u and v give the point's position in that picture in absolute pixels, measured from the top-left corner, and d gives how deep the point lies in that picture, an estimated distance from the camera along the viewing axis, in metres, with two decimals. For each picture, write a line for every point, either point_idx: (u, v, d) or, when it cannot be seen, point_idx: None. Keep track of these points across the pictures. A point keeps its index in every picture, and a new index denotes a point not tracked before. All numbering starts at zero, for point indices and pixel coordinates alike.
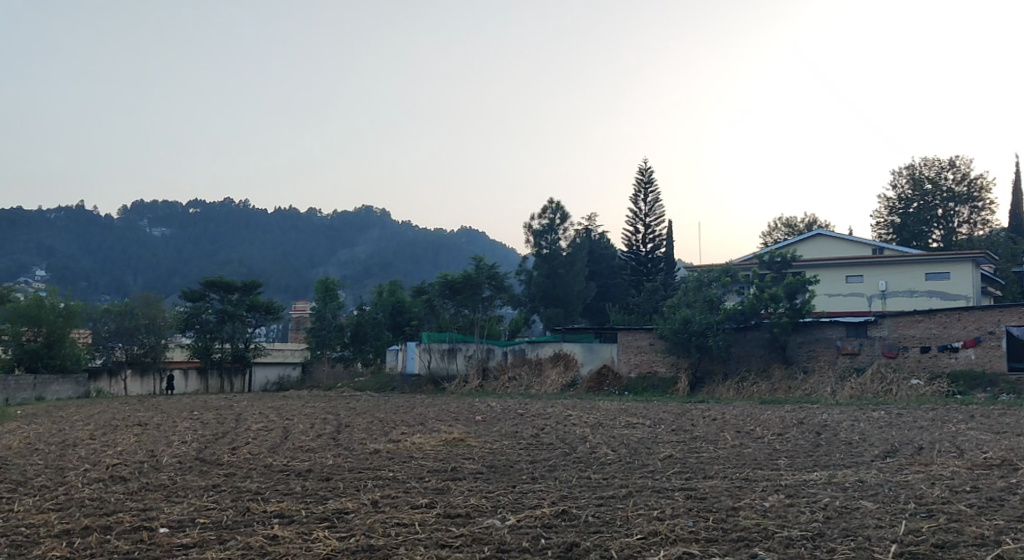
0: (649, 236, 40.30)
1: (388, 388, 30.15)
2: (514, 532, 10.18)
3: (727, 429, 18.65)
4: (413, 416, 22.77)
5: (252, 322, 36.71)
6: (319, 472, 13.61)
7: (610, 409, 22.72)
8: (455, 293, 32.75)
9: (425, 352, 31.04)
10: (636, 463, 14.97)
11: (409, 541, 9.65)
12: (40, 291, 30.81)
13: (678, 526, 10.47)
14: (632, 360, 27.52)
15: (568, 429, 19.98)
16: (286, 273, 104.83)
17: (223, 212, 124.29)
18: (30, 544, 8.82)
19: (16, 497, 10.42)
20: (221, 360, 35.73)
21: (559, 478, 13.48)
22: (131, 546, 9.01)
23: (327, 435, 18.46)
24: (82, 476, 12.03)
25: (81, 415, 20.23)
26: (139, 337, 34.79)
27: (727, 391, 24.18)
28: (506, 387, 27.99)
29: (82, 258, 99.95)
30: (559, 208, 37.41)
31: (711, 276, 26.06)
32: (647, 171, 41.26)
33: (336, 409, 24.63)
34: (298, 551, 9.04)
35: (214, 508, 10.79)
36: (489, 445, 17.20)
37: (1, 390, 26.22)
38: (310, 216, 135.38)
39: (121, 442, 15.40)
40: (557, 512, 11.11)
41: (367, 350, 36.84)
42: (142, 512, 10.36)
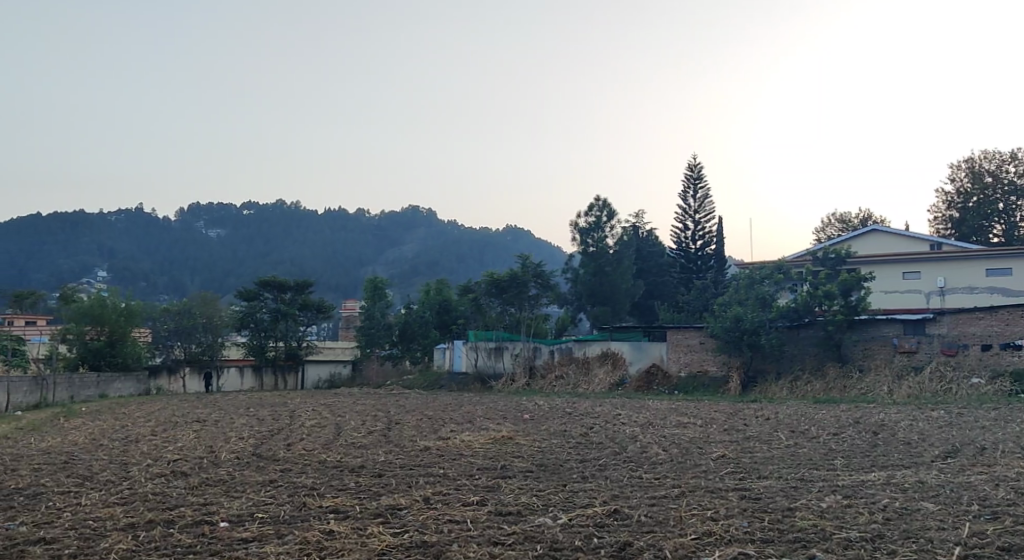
0: (697, 233, 39.96)
1: (436, 386, 30.31)
2: (566, 531, 10.13)
3: (781, 429, 18.34)
4: (461, 414, 22.76)
5: (304, 320, 37.21)
6: (371, 470, 13.62)
7: (661, 409, 22.52)
8: (501, 291, 32.97)
9: (472, 351, 31.03)
10: (688, 463, 14.80)
11: (463, 538, 9.64)
12: (103, 290, 31.20)
13: (733, 526, 10.34)
14: (682, 358, 27.23)
15: (618, 429, 19.83)
16: (333, 273, 105.74)
17: (274, 213, 126.13)
18: (97, 537, 8.95)
19: (82, 491, 10.62)
20: (275, 358, 36.17)
21: (609, 478, 13.37)
22: (193, 539, 9.12)
23: (378, 432, 18.52)
24: (144, 471, 12.22)
25: (141, 411, 20.60)
26: (197, 336, 35.53)
27: (781, 391, 23.84)
28: (553, 386, 27.96)
29: (140, 258, 102.09)
30: (605, 205, 37.12)
31: (763, 274, 25.94)
32: (696, 166, 40.79)
33: (385, 406, 24.78)
34: (354, 547, 9.07)
35: (272, 504, 10.88)
36: (538, 444, 17.15)
37: (68, 386, 26.44)
38: (358, 216, 136.48)
39: (181, 439, 15.65)
40: (609, 511, 11.04)
41: (415, 349, 36.81)
42: (203, 506, 10.50)
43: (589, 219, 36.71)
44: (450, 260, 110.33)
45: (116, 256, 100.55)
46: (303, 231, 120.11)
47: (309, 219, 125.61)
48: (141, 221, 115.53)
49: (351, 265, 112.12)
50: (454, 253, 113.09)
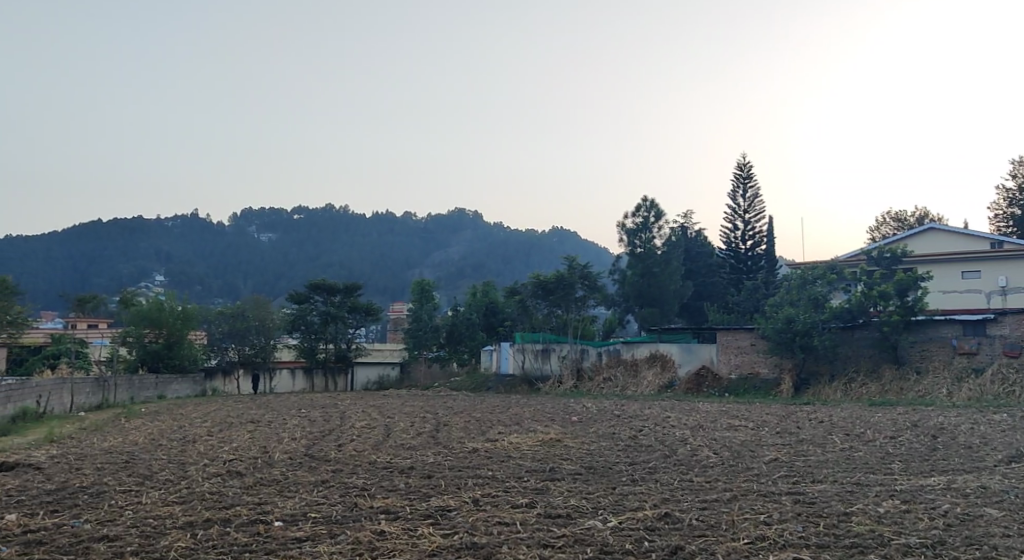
0: (747, 233, 39.48)
1: (483, 388, 30.37)
2: (616, 534, 10.04)
3: (835, 432, 18.01)
4: (509, 416, 22.79)
5: (353, 322, 37.54)
6: (421, 470, 13.71)
7: (711, 411, 22.29)
8: (548, 293, 32.86)
9: (519, 352, 30.99)
10: (740, 467, 14.57)
11: (513, 540, 9.60)
12: (160, 294, 31.78)
13: (787, 530, 10.16)
14: (733, 360, 26.88)
15: (668, 431, 19.65)
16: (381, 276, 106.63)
17: (323, 217, 127.71)
18: (157, 535, 9.08)
19: (143, 490, 10.80)
20: (326, 359, 36.45)
21: (660, 481, 13.22)
22: (249, 538, 9.21)
23: (426, 434, 18.60)
24: (201, 470, 12.39)
25: (197, 412, 20.93)
26: (250, 338, 36.11)
27: (835, 393, 23.44)
28: (601, 387, 27.82)
29: (195, 262, 104.04)
30: (653, 205, 36.73)
31: (816, 275, 25.48)
32: (746, 165, 40.29)
33: (434, 408, 24.88)
34: (405, 548, 9.09)
35: (324, 504, 10.95)
36: (586, 446, 17.06)
37: (128, 388, 26.91)
38: (404, 219, 137.43)
39: (237, 439, 15.87)
40: (660, 514, 10.91)
41: (462, 350, 36.88)
42: (258, 505, 10.62)
43: (636, 220, 36.35)
44: (496, 263, 110.54)
45: (172, 261, 102.71)
46: (350, 235, 121.32)
47: (356, 223, 126.82)
48: (196, 226, 117.85)
49: (398, 268, 112.93)
50: (500, 255, 113.27)
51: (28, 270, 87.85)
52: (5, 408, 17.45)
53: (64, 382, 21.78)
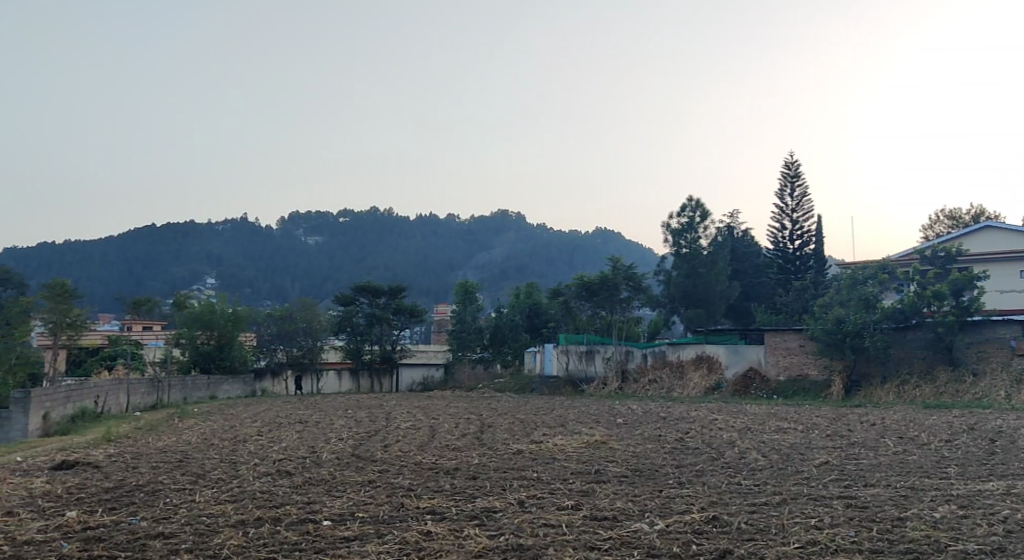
0: (795, 233, 38.89)
1: (527, 390, 30.31)
2: (663, 537, 9.92)
3: (888, 435, 17.65)
4: (554, 418, 22.73)
5: (398, 324, 37.77)
6: (466, 471, 13.72)
7: (760, 413, 21.99)
8: (592, 294, 32.69)
9: (563, 354, 30.84)
10: (789, 470, 14.33)
11: (559, 542, 9.53)
12: (211, 297, 32.35)
13: (838, 535, 9.96)
14: (781, 362, 26.51)
15: (715, 434, 19.42)
16: (424, 278, 107.15)
17: (367, 220, 128.78)
18: (210, 532, 9.16)
19: (196, 488, 10.93)
20: (371, 360, 36.85)
21: (707, 484, 13.05)
22: (299, 537, 9.25)
23: (471, 435, 18.64)
24: (252, 470, 12.51)
25: (245, 413, 21.18)
26: (298, 340, 36.49)
27: (887, 395, 22.98)
28: (646, 389, 27.55)
29: (244, 264, 105.55)
30: (698, 205, 36.24)
31: (867, 275, 24.97)
32: (794, 163, 39.70)
33: (479, 409, 24.90)
34: (451, 548, 9.07)
35: (372, 503, 10.98)
36: (632, 448, 16.91)
37: (181, 388, 27.31)
38: (448, 221, 137.96)
39: (286, 439, 16.02)
40: (707, 518, 10.76)
41: (506, 352, 36.89)
42: (307, 504, 10.69)
43: (681, 220, 35.96)
44: (540, 265, 110.46)
45: (222, 264, 104.40)
46: (393, 237, 122.15)
47: (399, 225, 127.68)
48: (245, 230, 119.67)
49: (441, 270, 113.40)
50: (543, 257, 113.15)
51: (84, 273, 89.99)
52: (65, 408, 17.78)
53: (121, 383, 22.15)
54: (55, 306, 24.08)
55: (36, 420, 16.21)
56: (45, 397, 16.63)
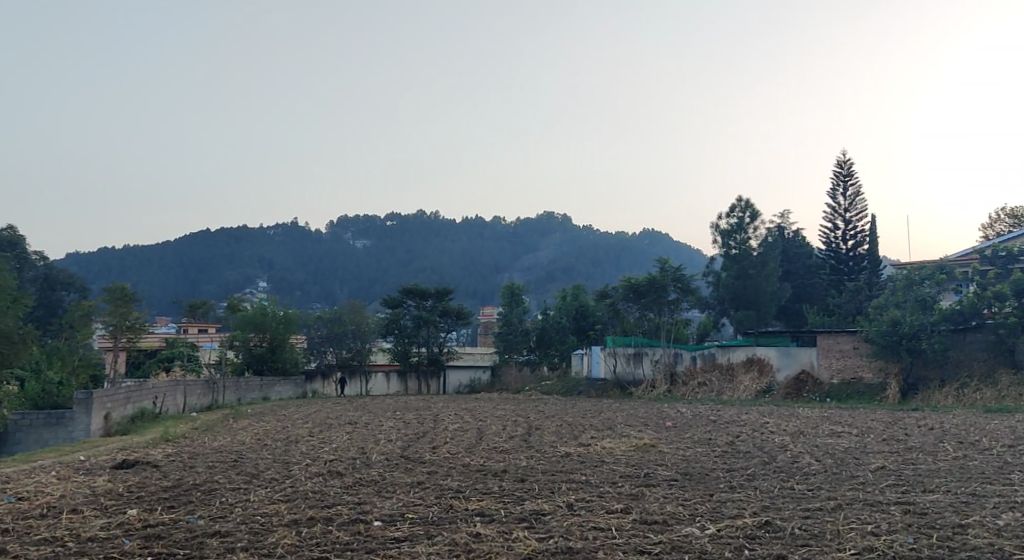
0: (848, 232, 38.19)
1: (574, 392, 30.23)
2: (714, 541, 9.75)
3: (947, 440, 17.19)
4: (602, 421, 22.59)
5: (445, 327, 37.97)
6: (515, 473, 13.64)
7: (813, 417, 21.62)
8: (640, 296, 32.41)
9: (611, 357, 30.65)
10: (844, 475, 14.02)
11: (608, 546, 9.40)
12: (263, 300, 32.94)
13: (896, 542, 9.69)
14: (834, 365, 26.07)
15: (766, 437, 19.12)
16: (471, 281, 107.40)
17: (414, 223, 129.67)
18: (264, 532, 9.23)
19: (251, 488, 11.03)
20: (418, 362, 37.06)
21: (759, 488, 12.83)
22: (350, 537, 9.27)
23: (518, 437, 18.59)
24: (304, 470, 12.61)
25: (297, 414, 21.40)
26: (347, 342, 36.90)
27: (946, 399, 22.40)
28: (695, 392, 27.24)
29: (295, 267, 106.95)
30: (748, 205, 35.76)
31: (924, 275, 24.43)
32: (846, 162, 39.00)
33: (527, 412, 24.84)
34: (500, 550, 9.02)
35: (421, 504, 10.99)
36: (682, 452, 16.72)
37: (235, 390, 27.69)
38: (493, 224, 138.21)
39: (336, 439, 16.14)
40: (760, 522, 10.57)
41: (552, 355, 36.85)
42: (358, 505, 10.72)
43: (731, 221, 35.51)
44: (586, 267, 110.02)
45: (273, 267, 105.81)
46: (439, 240, 122.72)
47: (444, 227, 128.28)
48: (295, 234, 121.40)
49: (487, 272, 113.60)
50: (590, 258, 112.69)
51: (141, 276, 91.93)
52: (125, 409, 18.11)
53: (178, 384, 22.51)
54: (115, 309, 24.54)
55: (98, 420, 16.53)
56: (107, 398, 16.96)
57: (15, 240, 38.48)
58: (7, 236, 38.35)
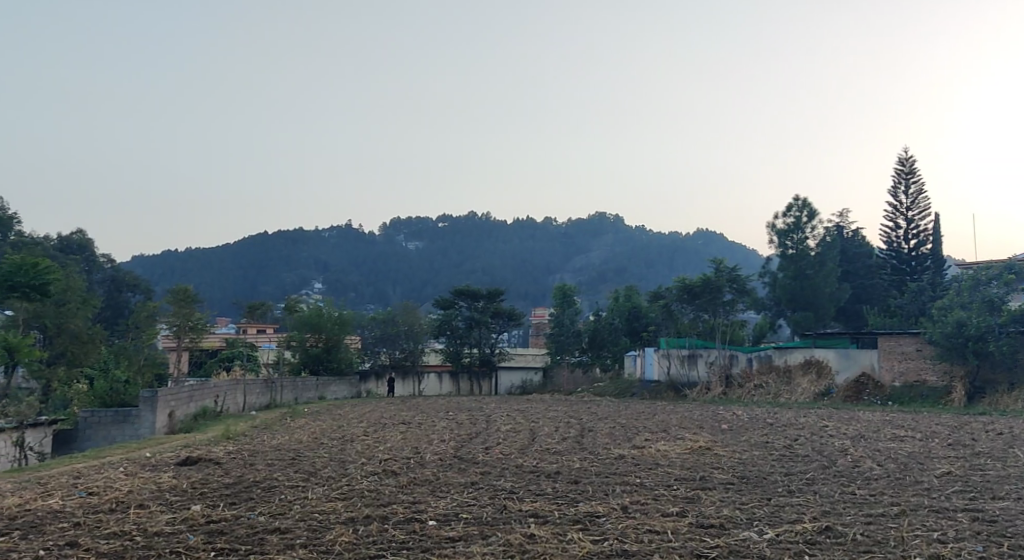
0: (911, 231, 37.28)
1: (628, 394, 30.01)
2: (773, 546, 9.53)
3: (1017, 446, 16.62)
4: (656, 423, 22.34)
5: (497, 328, 38.07)
6: (568, 475, 13.53)
7: (874, 420, 21.11)
8: (695, 297, 31.99)
9: (665, 359, 30.33)
10: (907, 480, 13.62)
11: (663, 549, 9.24)
12: (319, 301, 33.31)
13: (965, 550, 9.37)
14: (897, 367, 25.52)
15: (826, 441, 18.69)
16: (522, 283, 107.37)
17: (466, 225, 130.24)
18: (322, 529, 9.26)
19: (308, 485, 11.11)
20: (470, 363, 37.18)
21: (819, 493, 12.53)
22: (405, 535, 9.26)
23: (572, 439, 18.46)
24: (360, 469, 12.67)
25: (352, 414, 21.55)
26: (400, 342, 37.09)
27: (1015, 403, 21.69)
28: (752, 395, 26.82)
29: (349, 269, 108.15)
30: (805, 204, 35.10)
31: (991, 275, 23.77)
32: (908, 159, 38.09)
33: (580, 413, 24.76)
34: (555, 552, 8.93)
35: (475, 505, 10.94)
36: (738, 455, 16.44)
37: (293, 390, 28.01)
38: (545, 225, 138.04)
39: (390, 439, 16.21)
40: (820, 528, 10.31)
41: (605, 356, 36.69)
42: (413, 504, 10.71)
43: (787, 220, 34.89)
44: (638, 267, 109.32)
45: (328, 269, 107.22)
46: (490, 241, 123.00)
47: (495, 229, 128.54)
48: (349, 236, 122.89)
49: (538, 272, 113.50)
50: (642, 259, 111.95)
51: (201, 277, 93.86)
52: (188, 407, 18.39)
53: (239, 383, 22.83)
54: (179, 309, 25.01)
55: (162, 418, 16.82)
56: (170, 397, 17.24)
57: (83, 243, 39.68)
58: (76, 239, 39.58)
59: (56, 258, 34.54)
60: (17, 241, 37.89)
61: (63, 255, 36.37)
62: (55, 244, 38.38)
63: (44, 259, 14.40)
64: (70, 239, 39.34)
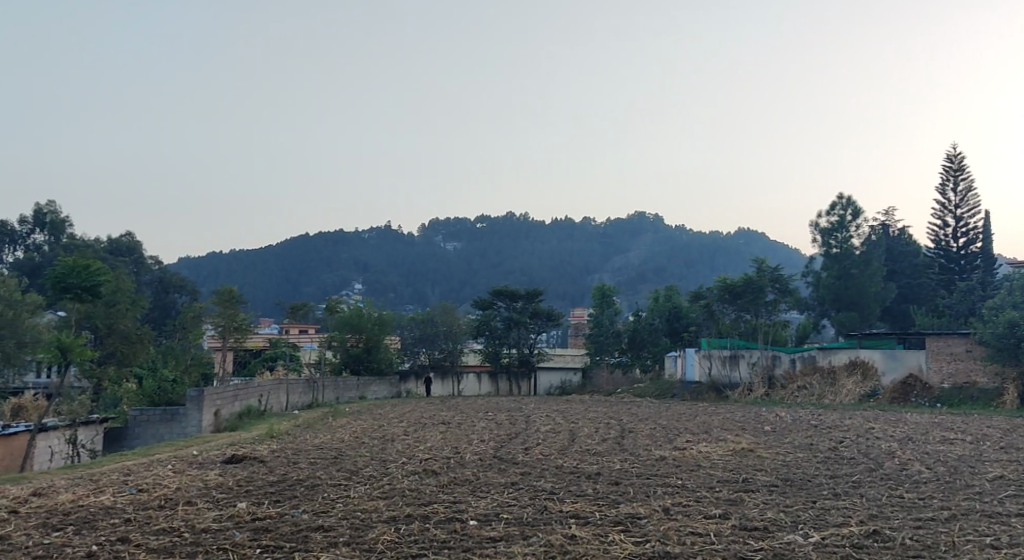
0: (959, 229, 36.52)
1: (668, 395, 29.77)
2: (819, 550, 9.35)
3: None
4: (698, 424, 22.15)
5: (536, 329, 38.04)
6: (609, 476, 13.42)
7: (922, 422, 20.70)
8: (736, 297, 31.65)
9: (706, 359, 30.03)
10: (958, 484, 13.31)
11: (707, 551, 9.11)
12: (359, 302, 33.51)
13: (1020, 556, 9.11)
14: (945, 369, 25.13)
15: (872, 443, 18.36)
16: (561, 283, 107.12)
17: (504, 225, 130.32)
18: (364, 527, 9.28)
19: (350, 484, 11.15)
20: (509, 363, 37.18)
21: (866, 496, 12.29)
22: (447, 535, 9.24)
23: (612, 440, 18.34)
24: (401, 468, 12.69)
25: (392, 413, 21.64)
26: (439, 342, 37.21)
27: None
28: (796, 396, 26.45)
29: (388, 270, 108.81)
30: (849, 202, 34.58)
31: None
32: (957, 156, 37.33)
33: (621, 414, 24.63)
34: (597, 552, 8.85)
35: (516, 505, 10.88)
36: (781, 457, 16.21)
37: (334, 389, 28.20)
38: (584, 225, 137.63)
39: (430, 439, 16.23)
40: (867, 531, 10.11)
41: (645, 357, 36.48)
42: (454, 504, 10.69)
43: (831, 219, 34.41)
44: (678, 267, 108.52)
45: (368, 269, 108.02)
46: (529, 242, 122.93)
47: (534, 229, 128.48)
48: (389, 237, 123.69)
49: (577, 273, 113.17)
50: (682, 259, 111.11)
51: (243, 278, 95.03)
52: (233, 406, 18.59)
53: (281, 383, 23.04)
54: (224, 310, 25.29)
55: (208, 417, 17.03)
56: (216, 396, 17.43)
57: (132, 245, 40.47)
58: (125, 242, 40.38)
59: (106, 259, 35.27)
60: (69, 243, 38.71)
61: (113, 257, 37.15)
62: (106, 246, 39.20)
63: (95, 261, 14.64)
64: (119, 241, 40.15)
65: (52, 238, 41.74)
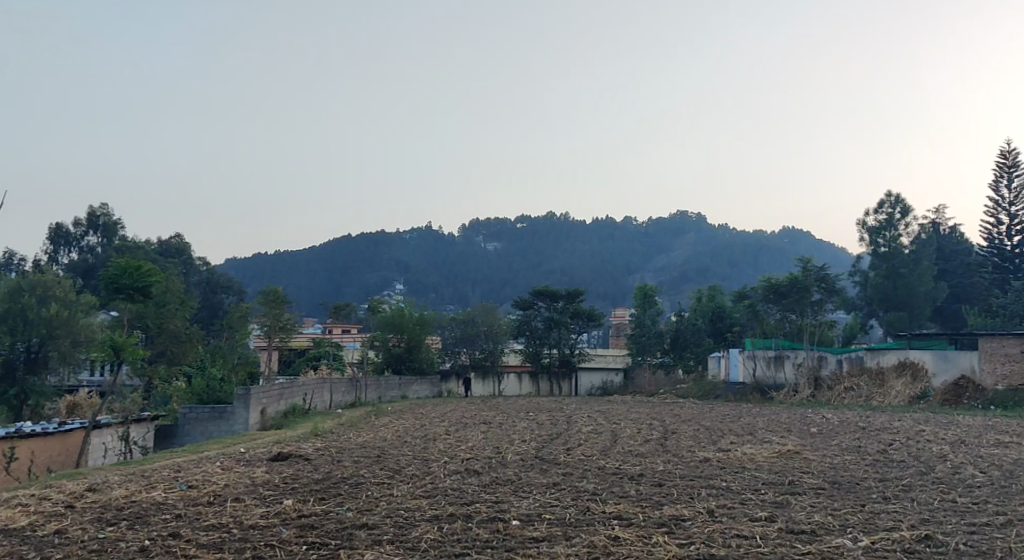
0: (1014, 227, 35.63)
1: (711, 396, 29.44)
2: (869, 555, 9.13)
3: None
4: (742, 425, 21.88)
5: (576, 329, 37.89)
6: (652, 478, 13.26)
7: (974, 425, 20.18)
8: (781, 296, 31.19)
9: (750, 360, 29.67)
10: (1013, 489, 12.92)
11: (753, 555, 8.95)
12: (401, 302, 33.64)
13: None
14: (998, 371, 24.21)
15: (923, 446, 17.95)
16: (602, 283, 106.67)
17: (545, 225, 130.24)
18: (407, 526, 9.26)
19: (393, 483, 11.14)
20: (549, 364, 37.05)
21: (917, 500, 11.99)
22: (489, 534, 9.19)
23: (655, 441, 18.16)
24: (443, 467, 12.68)
25: (434, 412, 21.66)
26: (480, 342, 37.17)
27: None
28: (843, 398, 25.97)
29: (429, 270, 109.36)
30: (898, 200, 33.94)
31: None
32: (1010, 152, 36.44)
33: (664, 414, 24.42)
34: (641, 554, 8.74)
35: (558, 505, 10.80)
36: (827, 460, 15.91)
37: (376, 388, 28.31)
38: (625, 225, 136.92)
39: (472, 438, 16.20)
40: (919, 536, 9.85)
41: (687, 357, 36.14)
42: (495, 503, 10.63)
43: (879, 217, 33.80)
44: (721, 267, 107.41)
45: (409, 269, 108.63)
46: (569, 242, 122.64)
47: (574, 230, 128.17)
48: (430, 238, 124.26)
49: (618, 273, 112.61)
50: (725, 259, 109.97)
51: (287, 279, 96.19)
52: (278, 405, 18.75)
53: (324, 382, 23.21)
54: (269, 310, 25.53)
55: (255, 415, 17.20)
56: (261, 395, 17.59)
57: (181, 246, 41.17)
58: (175, 243, 41.09)
59: (156, 260, 35.90)
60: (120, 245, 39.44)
61: (163, 258, 37.81)
62: (156, 247, 39.90)
63: (147, 262, 14.86)
64: (169, 242, 40.86)
65: (104, 240, 42.58)
